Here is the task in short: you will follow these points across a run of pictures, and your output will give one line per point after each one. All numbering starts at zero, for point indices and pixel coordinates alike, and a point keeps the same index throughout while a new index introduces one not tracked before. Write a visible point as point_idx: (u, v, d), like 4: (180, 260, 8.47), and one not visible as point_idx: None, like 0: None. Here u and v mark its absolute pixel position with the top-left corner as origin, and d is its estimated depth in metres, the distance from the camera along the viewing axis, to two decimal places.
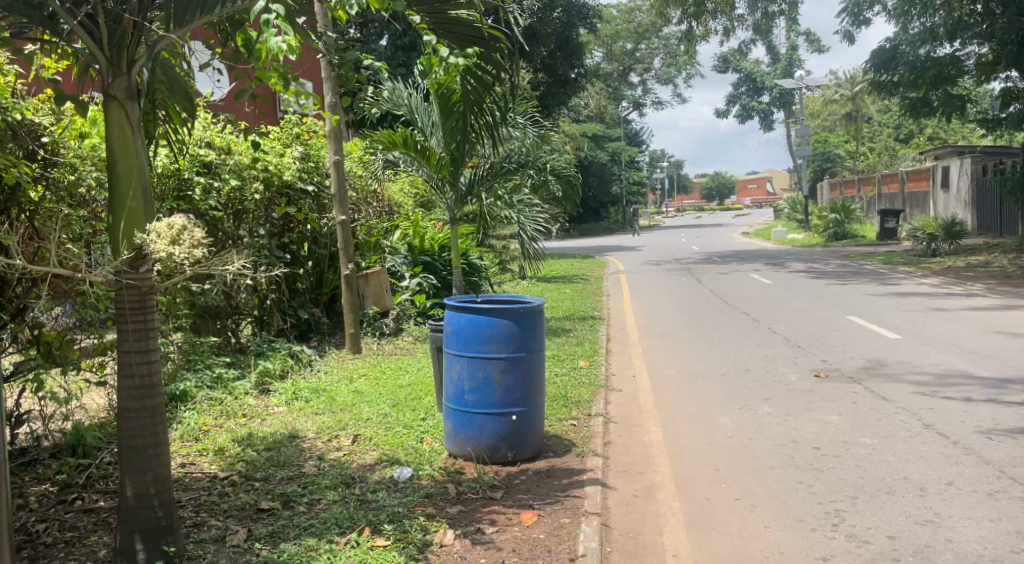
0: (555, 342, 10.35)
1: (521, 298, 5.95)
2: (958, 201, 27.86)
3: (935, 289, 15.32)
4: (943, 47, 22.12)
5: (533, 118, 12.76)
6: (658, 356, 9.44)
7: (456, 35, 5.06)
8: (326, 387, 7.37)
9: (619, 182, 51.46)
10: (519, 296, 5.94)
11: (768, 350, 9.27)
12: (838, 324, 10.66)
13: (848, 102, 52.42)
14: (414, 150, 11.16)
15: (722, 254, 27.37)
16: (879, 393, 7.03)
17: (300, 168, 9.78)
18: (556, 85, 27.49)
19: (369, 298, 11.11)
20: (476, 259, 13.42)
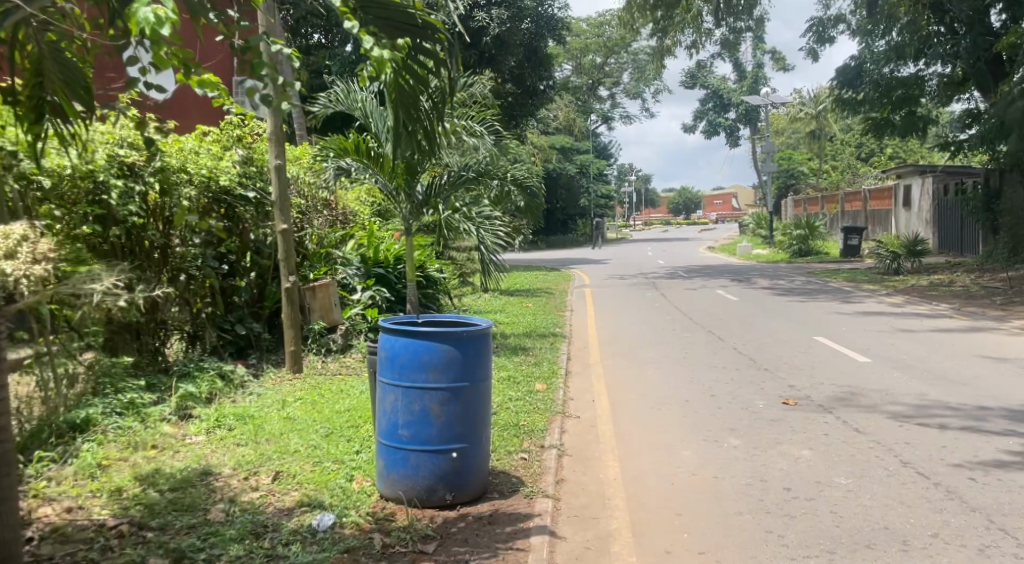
0: (510, 361, 9.75)
1: (465, 319, 5.34)
2: (920, 219, 27.82)
3: (901, 309, 14.98)
4: (908, 66, 22.01)
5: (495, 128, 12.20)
6: (620, 379, 8.88)
7: (389, 22, 4.76)
8: (253, 413, 6.73)
9: (586, 195, 51.22)
10: (463, 316, 5.34)
11: (734, 373, 8.76)
12: (806, 345, 10.19)
13: (812, 120, 52.75)
14: (367, 158, 10.59)
15: (688, 269, 27.05)
16: (852, 423, 6.52)
17: (241, 172, 9.11)
18: (523, 96, 27.01)
19: (316, 312, 10.44)
20: (434, 272, 12.71)
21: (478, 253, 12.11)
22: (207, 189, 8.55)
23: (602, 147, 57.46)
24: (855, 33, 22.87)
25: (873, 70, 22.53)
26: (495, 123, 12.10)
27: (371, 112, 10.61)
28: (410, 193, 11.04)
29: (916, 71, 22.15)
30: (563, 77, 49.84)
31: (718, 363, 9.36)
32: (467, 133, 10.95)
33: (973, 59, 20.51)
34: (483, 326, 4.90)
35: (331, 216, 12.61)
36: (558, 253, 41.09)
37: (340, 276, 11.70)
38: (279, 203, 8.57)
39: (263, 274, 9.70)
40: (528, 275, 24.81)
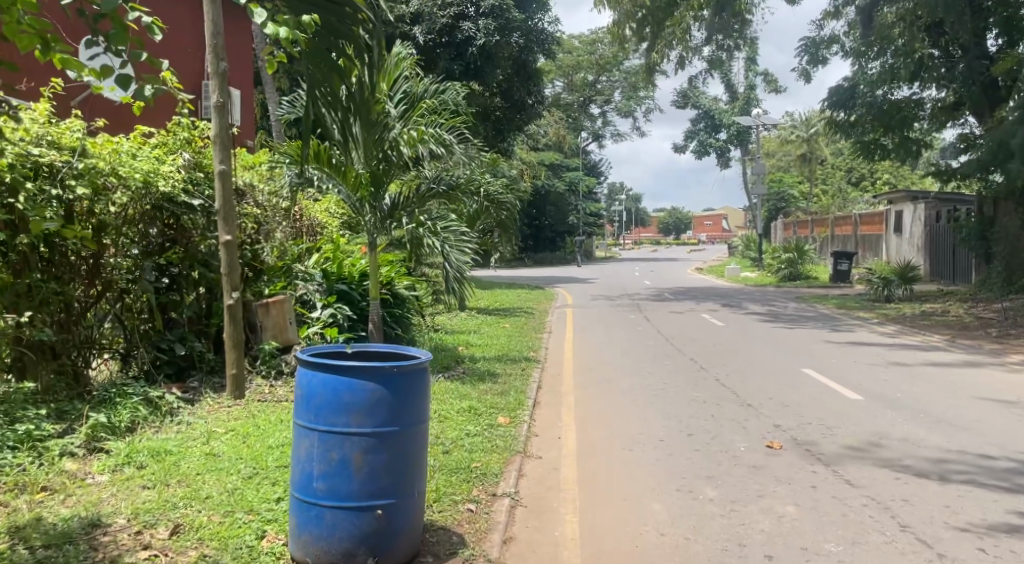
0: (475, 389, 9.03)
1: (404, 350, 4.63)
2: (911, 245, 27.31)
3: (893, 339, 14.36)
4: (901, 88, 21.45)
5: (467, 138, 11.53)
6: (591, 412, 8.17)
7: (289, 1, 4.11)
8: (171, 448, 5.99)
9: (576, 213, 50.64)
10: (401, 348, 4.62)
11: (715, 409, 8.06)
12: (793, 378, 9.49)
13: (803, 143, 52.51)
14: (327, 166, 9.97)
15: (675, 291, 26.40)
16: (844, 473, 5.81)
17: (185, 178, 8.49)
18: (511, 110, 26.21)
19: (270, 331, 9.75)
20: (403, 289, 11.94)
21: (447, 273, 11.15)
22: (144, 196, 7.95)
23: (593, 165, 57.02)
24: (849, 54, 22.37)
25: (869, 93, 21.75)
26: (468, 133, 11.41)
27: None
28: (376, 204, 10.43)
29: (911, 93, 21.59)
30: (555, 94, 49.40)
31: (698, 396, 8.67)
32: (439, 141, 10.26)
33: (970, 83, 19.92)
34: (418, 360, 4.19)
35: (293, 228, 11.95)
36: (545, 271, 40.54)
37: (300, 292, 11.00)
38: (222, 212, 7.83)
39: (210, 289, 8.99)
40: (511, 293, 24.13)
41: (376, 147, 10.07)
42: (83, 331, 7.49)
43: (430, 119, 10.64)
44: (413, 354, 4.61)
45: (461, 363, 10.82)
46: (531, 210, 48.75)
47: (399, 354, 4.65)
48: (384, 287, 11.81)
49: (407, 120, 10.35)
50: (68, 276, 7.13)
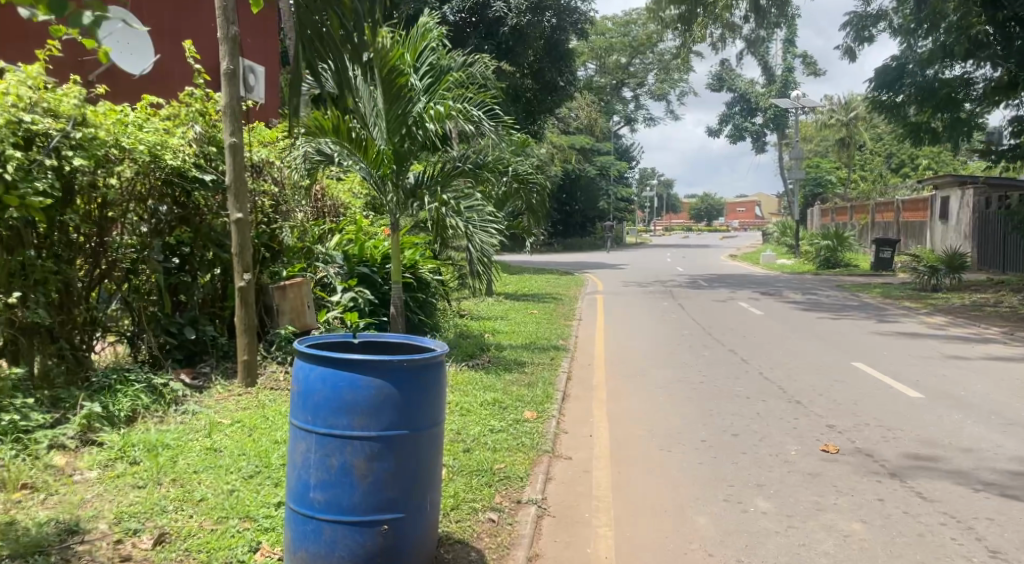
0: (501, 380, 8.48)
1: (419, 341, 4.10)
2: (958, 233, 26.30)
3: (944, 331, 13.62)
4: (951, 67, 20.76)
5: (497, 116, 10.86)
6: (625, 408, 7.59)
7: None
8: (170, 442, 5.50)
9: (606, 198, 49.77)
10: (415, 338, 4.09)
11: (761, 406, 7.46)
12: (844, 374, 8.84)
13: (842, 127, 51.23)
14: (347, 140, 9.44)
15: (709, 278, 25.62)
16: (914, 486, 5.19)
17: (197, 151, 7.97)
18: (543, 92, 25.41)
19: (287, 314, 9.28)
20: (427, 273, 11.39)
21: (471, 256, 10.50)
22: (152, 169, 7.43)
23: (625, 149, 56.06)
24: (897, 33, 21.42)
25: (917, 72, 21.10)
26: (499, 110, 10.72)
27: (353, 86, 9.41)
28: (398, 182, 9.93)
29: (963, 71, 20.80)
30: (586, 76, 48.48)
31: (741, 392, 8.06)
32: (466, 115, 9.61)
33: None
34: (432, 354, 3.67)
35: (314, 207, 11.48)
36: (575, 257, 39.98)
37: (320, 275, 10.52)
38: (233, 187, 7.31)
39: (225, 270, 8.46)
40: (540, 278, 23.54)
41: (399, 122, 9.53)
42: (83, 312, 7.03)
43: (457, 93, 9.99)
44: (429, 346, 4.08)
45: (487, 352, 10.30)
46: (561, 195, 48.22)
47: (413, 345, 4.12)
48: (407, 270, 11.28)
49: (433, 94, 9.71)
50: (69, 256, 6.74)
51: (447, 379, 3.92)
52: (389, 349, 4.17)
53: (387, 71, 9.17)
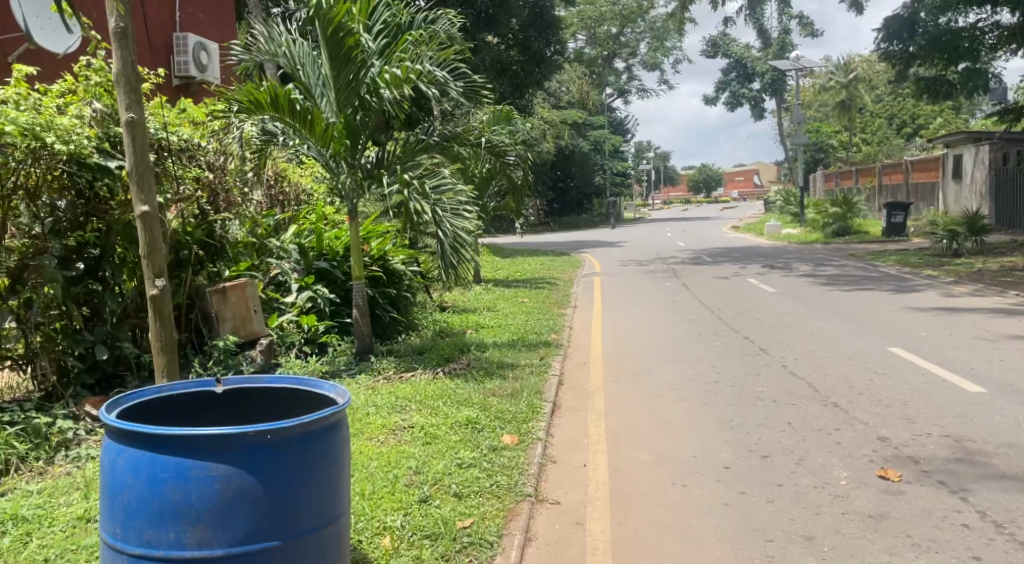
0: (479, 390, 7.17)
1: (307, 390, 3.43)
2: (973, 192, 25.00)
3: (979, 302, 12.27)
4: (963, 15, 19.79)
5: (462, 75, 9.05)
6: (625, 422, 6.27)
7: None
8: (32, 512, 4.18)
9: (602, 173, 48.31)
10: (302, 387, 3.43)
11: (793, 413, 6.14)
12: (884, 363, 7.53)
13: (842, 89, 49.82)
14: (289, 114, 7.99)
15: (713, 252, 24.29)
16: (1016, 535, 3.89)
17: (100, 134, 6.62)
18: (530, 64, 23.68)
19: (230, 322, 7.96)
20: (398, 265, 10.07)
21: (440, 244, 8.31)
22: (39, 156, 6.13)
23: (619, 122, 54.45)
24: None
25: (928, 22, 20.14)
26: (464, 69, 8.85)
27: (298, 53, 8.25)
28: (353, 161, 8.43)
29: (973, 21, 19.90)
30: (577, 48, 46.67)
31: (764, 394, 6.74)
32: (433, 74, 8.01)
33: None
34: (311, 418, 2.84)
35: (264, 197, 10.22)
36: (574, 236, 38.50)
37: (273, 272, 9.30)
38: (134, 172, 5.82)
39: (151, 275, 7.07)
40: (534, 261, 22.20)
41: (351, 90, 8.14)
42: None
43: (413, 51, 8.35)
44: (320, 396, 3.39)
45: (468, 353, 8.96)
46: (556, 172, 46.78)
47: (301, 396, 3.45)
48: (375, 263, 9.94)
49: (389, 57, 8.23)
50: None
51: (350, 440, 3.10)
52: (269, 401, 3.49)
53: (332, 30, 7.83)
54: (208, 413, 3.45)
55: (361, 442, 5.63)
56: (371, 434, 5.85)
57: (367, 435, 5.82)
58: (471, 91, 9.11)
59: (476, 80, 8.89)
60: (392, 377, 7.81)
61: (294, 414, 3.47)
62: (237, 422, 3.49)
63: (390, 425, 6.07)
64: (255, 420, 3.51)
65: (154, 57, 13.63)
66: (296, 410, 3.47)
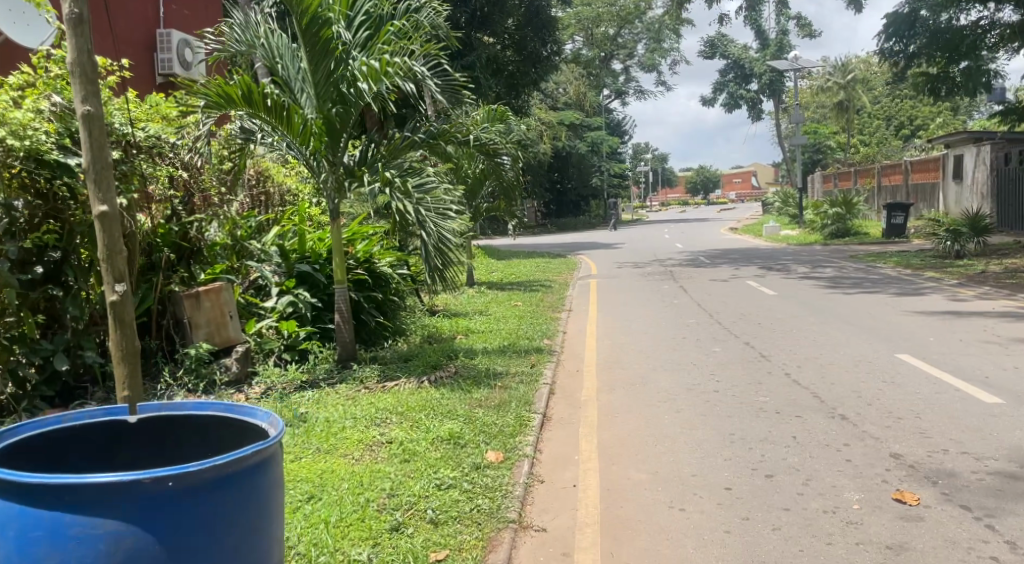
0: (464, 401, 6.77)
1: (237, 419, 3.09)
2: (974, 193, 24.66)
3: (986, 305, 11.89)
4: (965, 13, 19.48)
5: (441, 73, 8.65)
6: (618, 436, 5.88)
7: None
8: None
9: (599, 175, 47.96)
10: (232, 415, 3.09)
11: (799, 427, 5.74)
12: (893, 371, 7.14)
13: (840, 90, 49.52)
14: (263, 110, 7.61)
15: (711, 254, 23.92)
16: None
17: (60, 131, 6.25)
18: (526, 64, 23.29)
19: (204, 328, 7.56)
20: (384, 268, 9.66)
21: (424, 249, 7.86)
22: None
23: (616, 123, 54.02)
24: None
25: (929, 19, 19.85)
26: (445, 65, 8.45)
27: (277, 44, 7.82)
28: (334, 159, 8.05)
29: (975, 18, 19.56)
30: (574, 48, 46.22)
31: (765, 405, 6.35)
32: (416, 67, 7.60)
33: None
34: (222, 462, 2.54)
35: (244, 198, 9.83)
36: (571, 237, 38.16)
37: (253, 276, 8.91)
38: (92, 169, 5.28)
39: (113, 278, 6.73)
40: (530, 263, 21.79)
41: (330, 84, 7.72)
42: None
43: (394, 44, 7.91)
44: (251, 426, 3.05)
45: (455, 361, 8.53)
46: (554, 173, 46.40)
47: (231, 425, 3.11)
48: (360, 265, 9.53)
49: (370, 50, 7.87)
50: None
51: (276, 481, 2.80)
52: (195, 431, 3.14)
53: (307, 21, 7.43)
54: (126, 445, 3.11)
55: (334, 460, 5.23)
56: (346, 450, 5.45)
57: (342, 452, 5.42)
58: (450, 88, 8.74)
59: (455, 77, 8.51)
60: (374, 386, 7.43)
61: (225, 446, 3.12)
62: (159, 455, 3.13)
63: (367, 440, 5.68)
64: (182, 452, 3.15)
65: (137, 55, 13.13)
66: (226, 440, 3.12)
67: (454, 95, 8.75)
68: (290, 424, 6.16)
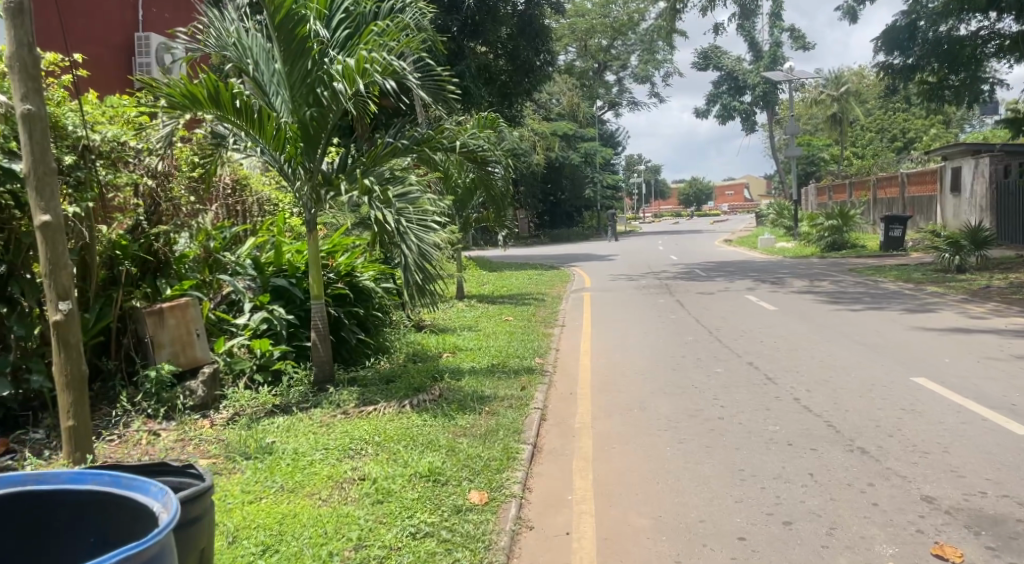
0: (448, 430, 6.21)
1: (126, 497, 2.60)
2: (972, 205, 24.24)
3: (996, 323, 11.39)
4: (965, 23, 19.11)
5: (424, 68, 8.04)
6: (616, 473, 5.33)
7: None
8: None
9: (592, 186, 47.45)
10: (119, 493, 2.60)
11: (816, 462, 5.21)
12: (912, 397, 6.62)
13: (834, 103, 49.24)
14: (232, 113, 7.03)
15: (707, 267, 23.42)
16: None
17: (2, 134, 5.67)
18: (519, 73, 22.75)
19: (167, 349, 6.98)
20: (367, 282, 9.12)
21: (401, 261, 7.35)
22: None
23: (609, 135, 53.58)
24: None
25: (929, 30, 19.46)
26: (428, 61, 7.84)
27: (249, 44, 7.27)
28: (312, 166, 7.48)
29: (975, 28, 19.15)
30: (567, 60, 45.81)
31: (776, 435, 5.82)
32: (395, 63, 7.00)
33: None
34: None
35: (218, 207, 9.28)
36: (563, 249, 37.64)
37: (225, 291, 8.36)
38: (31, 176, 4.91)
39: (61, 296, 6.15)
40: (521, 275, 21.23)
41: (307, 86, 7.17)
42: None
43: (372, 39, 7.28)
44: (143, 508, 2.57)
45: (440, 382, 7.96)
46: (546, 185, 45.92)
47: (120, 505, 2.61)
48: (341, 279, 9.00)
49: (351, 49, 7.34)
50: None
51: None
52: (78, 510, 2.63)
53: (281, 18, 6.89)
54: None
55: (299, 502, 4.67)
56: (313, 489, 4.89)
57: (308, 491, 4.85)
58: (435, 85, 8.12)
59: (439, 73, 7.90)
60: (352, 412, 6.89)
61: (114, 529, 2.62)
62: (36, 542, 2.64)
63: (337, 476, 5.11)
64: (64, 541, 2.65)
65: (109, 59, 12.55)
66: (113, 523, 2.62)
67: (439, 93, 8.13)
68: (253, 457, 5.59)
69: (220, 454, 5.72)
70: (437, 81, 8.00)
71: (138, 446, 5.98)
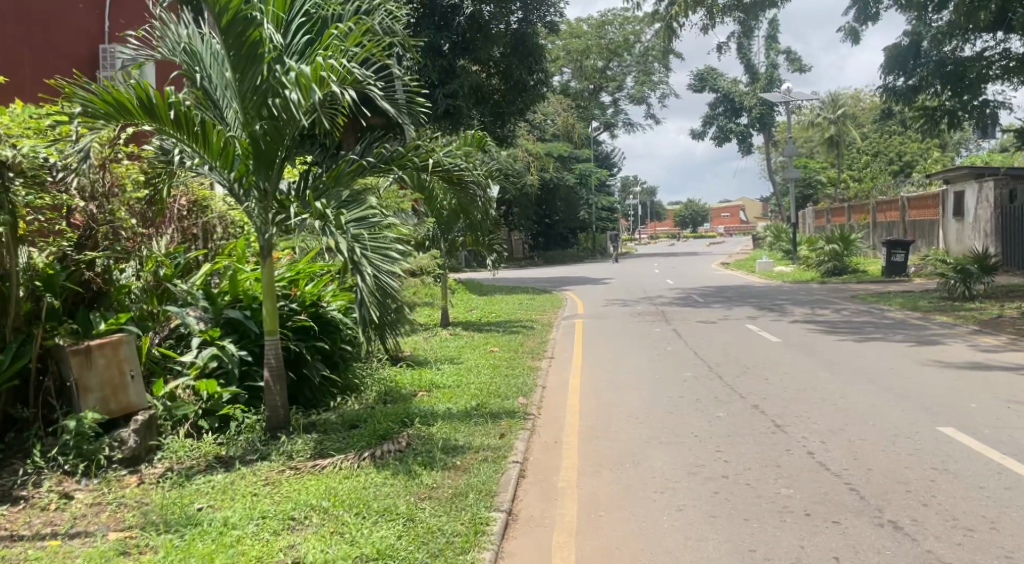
0: (409, 493, 5.34)
1: None
2: (976, 230, 23.50)
3: (1016, 358, 10.58)
4: (969, 43, 18.50)
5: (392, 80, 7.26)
6: (602, 553, 4.46)
7: None
8: None
9: (587, 207, 46.79)
10: None
11: (840, 542, 4.37)
12: (943, 454, 5.77)
13: (830, 125, 48.77)
14: (171, 126, 6.22)
15: (704, 292, 22.62)
16: None
17: None
18: (511, 93, 21.97)
19: (96, 395, 6.15)
20: (334, 313, 8.26)
21: (359, 293, 6.31)
22: None
23: (605, 156, 52.94)
24: (904, 9, 18.72)
25: (932, 50, 18.86)
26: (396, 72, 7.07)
27: (201, 49, 6.48)
28: (266, 187, 6.63)
29: (979, 49, 18.52)
30: (562, 82, 45.26)
31: (789, 502, 4.97)
32: (356, 71, 6.23)
33: None
34: None
35: (172, 234, 8.47)
36: (557, 271, 36.93)
37: (174, 324, 7.53)
38: None
39: None
40: (511, 300, 20.42)
41: (258, 95, 6.33)
42: None
43: (331, 44, 6.51)
44: None
45: (410, 427, 7.09)
46: (540, 206, 45.29)
47: None
48: (305, 311, 8.13)
49: (309, 56, 6.54)
50: None
51: None
52: None
53: (227, 20, 6.09)
54: None
55: None
56: None
57: None
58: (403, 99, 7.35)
59: (406, 85, 7.13)
60: (304, 465, 6.05)
61: None
62: None
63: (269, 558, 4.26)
64: None
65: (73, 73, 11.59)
66: None
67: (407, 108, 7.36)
68: (173, 530, 4.74)
69: (138, 526, 4.85)
70: (404, 93, 7.22)
71: (42, 513, 5.10)
